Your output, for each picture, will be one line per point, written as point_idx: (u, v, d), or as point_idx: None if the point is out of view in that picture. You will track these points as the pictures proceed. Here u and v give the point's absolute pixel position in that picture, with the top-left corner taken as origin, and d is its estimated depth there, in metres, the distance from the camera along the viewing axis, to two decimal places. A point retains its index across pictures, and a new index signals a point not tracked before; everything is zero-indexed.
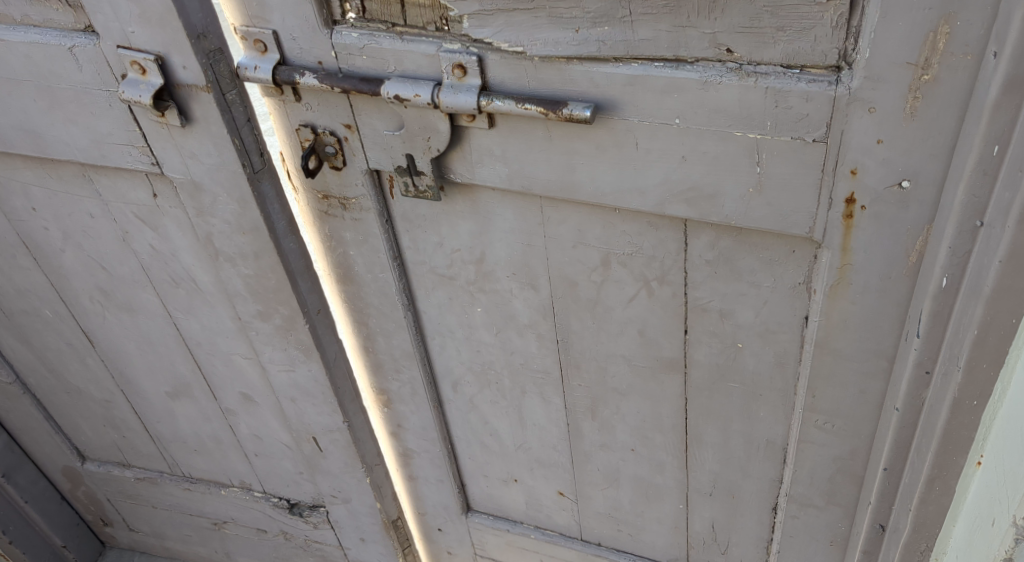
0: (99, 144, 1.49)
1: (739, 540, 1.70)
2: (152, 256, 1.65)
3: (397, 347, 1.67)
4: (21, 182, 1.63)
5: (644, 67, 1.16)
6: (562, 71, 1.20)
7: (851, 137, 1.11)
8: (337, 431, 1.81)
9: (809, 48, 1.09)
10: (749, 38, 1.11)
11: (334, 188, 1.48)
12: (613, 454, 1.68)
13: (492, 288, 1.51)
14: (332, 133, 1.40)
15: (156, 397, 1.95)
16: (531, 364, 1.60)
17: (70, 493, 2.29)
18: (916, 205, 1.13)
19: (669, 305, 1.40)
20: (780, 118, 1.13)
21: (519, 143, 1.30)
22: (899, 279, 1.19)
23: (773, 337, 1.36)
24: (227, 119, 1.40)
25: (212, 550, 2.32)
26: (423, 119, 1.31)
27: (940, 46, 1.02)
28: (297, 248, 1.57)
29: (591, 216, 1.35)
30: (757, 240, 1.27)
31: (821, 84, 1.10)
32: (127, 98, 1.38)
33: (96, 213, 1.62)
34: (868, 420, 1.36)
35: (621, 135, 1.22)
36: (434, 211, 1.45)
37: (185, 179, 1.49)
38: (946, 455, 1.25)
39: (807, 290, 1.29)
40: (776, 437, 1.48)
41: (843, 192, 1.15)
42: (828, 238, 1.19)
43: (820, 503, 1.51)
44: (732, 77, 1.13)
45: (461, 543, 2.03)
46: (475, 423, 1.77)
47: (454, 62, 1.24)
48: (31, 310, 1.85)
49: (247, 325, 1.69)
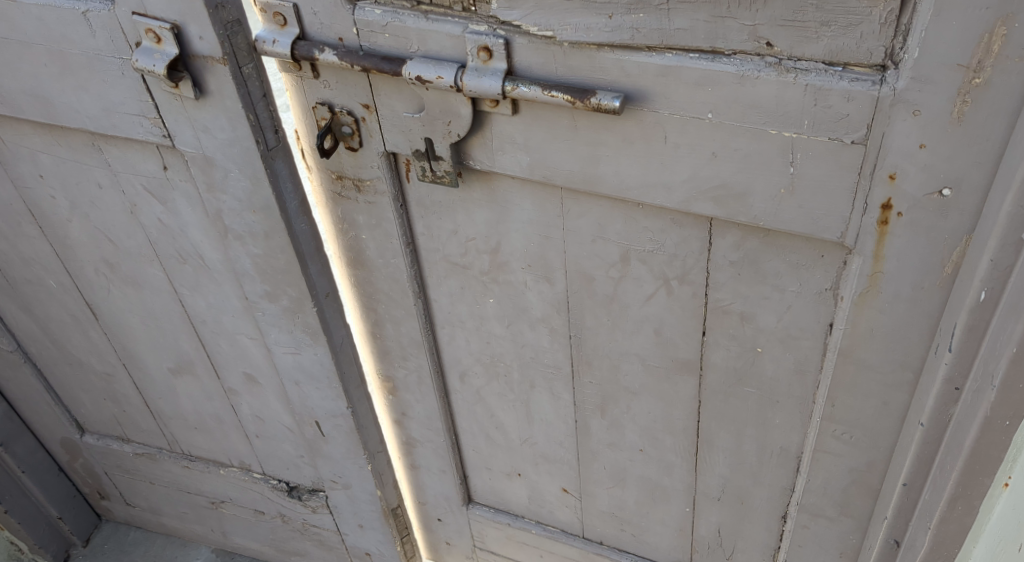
0: (110, 114, 1.45)
1: (745, 546, 1.66)
2: (160, 230, 1.61)
3: (406, 335, 1.64)
4: (29, 148, 1.59)
5: (678, 58, 1.12)
6: (593, 59, 1.16)
7: (892, 140, 1.06)
8: (340, 416, 1.77)
9: (854, 46, 1.04)
10: (791, 31, 1.06)
11: (349, 169, 1.44)
12: (620, 454, 1.64)
13: (505, 279, 1.47)
14: (349, 113, 1.36)
15: (158, 373, 1.92)
16: (542, 358, 1.56)
17: (68, 465, 2.26)
18: (956, 215, 1.08)
19: (689, 306, 1.36)
20: (818, 118, 1.08)
21: (542, 131, 1.26)
22: (932, 289, 1.15)
23: (794, 343, 1.32)
24: (242, 93, 1.35)
25: (209, 529, 2.28)
26: (445, 102, 1.27)
27: (995, 48, 0.97)
28: (308, 229, 1.53)
29: (612, 211, 1.31)
30: (784, 242, 1.23)
31: (864, 83, 1.05)
32: (140, 67, 1.34)
33: (104, 183, 1.58)
34: (888, 432, 1.31)
35: (650, 127, 1.18)
36: (450, 198, 1.41)
37: (197, 154, 1.45)
38: (972, 475, 1.19)
39: (833, 297, 1.24)
40: (791, 445, 1.44)
41: (880, 198, 1.11)
42: (860, 244, 1.15)
43: (832, 514, 1.46)
44: (770, 72, 1.08)
45: (461, 534, 2.01)
46: (481, 415, 1.73)
47: (480, 44, 1.19)
48: (35, 279, 1.82)
49: (254, 305, 1.65)
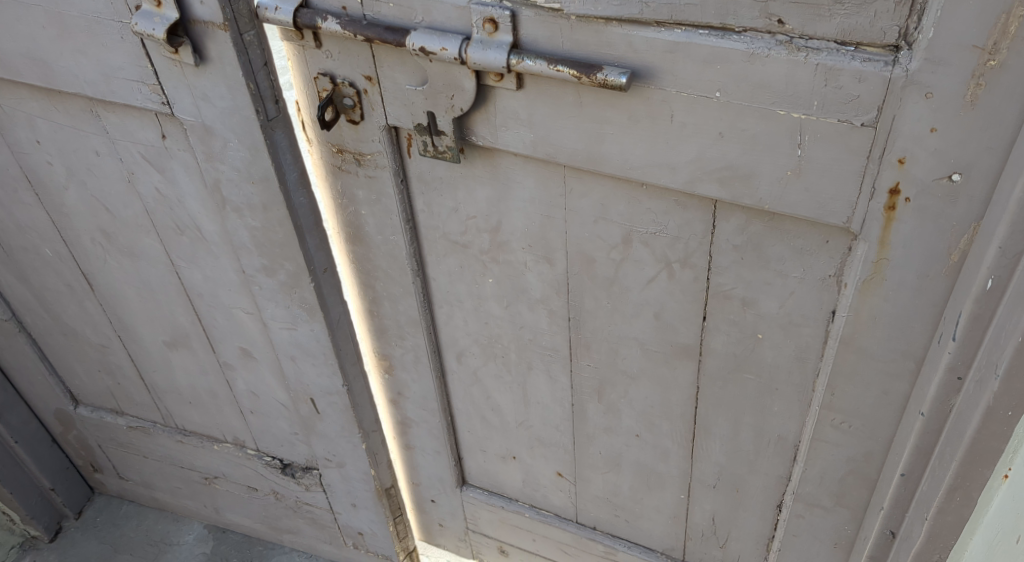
0: (108, 79, 1.43)
1: (739, 535, 1.65)
2: (157, 201, 1.59)
3: (404, 313, 1.62)
4: (26, 113, 1.57)
5: (688, 34, 1.10)
6: (600, 33, 1.14)
7: (903, 123, 1.04)
8: (335, 393, 1.76)
9: (867, 25, 1.02)
10: (803, 9, 1.04)
11: (350, 142, 1.42)
12: (615, 439, 1.63)
13: (506, 259, 1.46)
14: (351, 84, 1.34)
15: (153, 346, 1.90)
16: (540, 340, 1.54)
17: (62, 437, 2.25)
18: (965, 201, 1.07)
19: (690, 290, 1.34)
20: (828, 99, 1.07)
21: (546, 107, 1.24)
22: (938, 277, 1.13)
23: (796, 330, 1.30)
24: (243, 61, 1.33)
25: (202, 505, 2.27)
26: (449, 75, 1.25)
27: (1011, 30, 0.95)
28: (307, 203, 1.51)
29: (616, 191, 1.29)
30: (789, 227, 1.21)
31: (876, 64, 1.03)
32: (139, 30, 1.32)
33: (102, 151, 1.57)
34: (888, 423, 1.30)
35: (657, 106, 1.16)
36: (452, 174, 1.40)
37: (196, 122, 1.43)
38: (972, 465, 1.17)
39: (836, 284, 1.23)
40: (788, 433, 1.43)
41: (888, 182, 1.09)
42: (866, 230, 1.13)
43: (827, 504, 1.45)
44: (781, 51, 1.06)
45: (454, 516, 2.00)
46: (478, 397, 1.72)
47: (486, 15, 1.17)
48: (31, 247, 1.80)
49: (251, 279, 1.63)
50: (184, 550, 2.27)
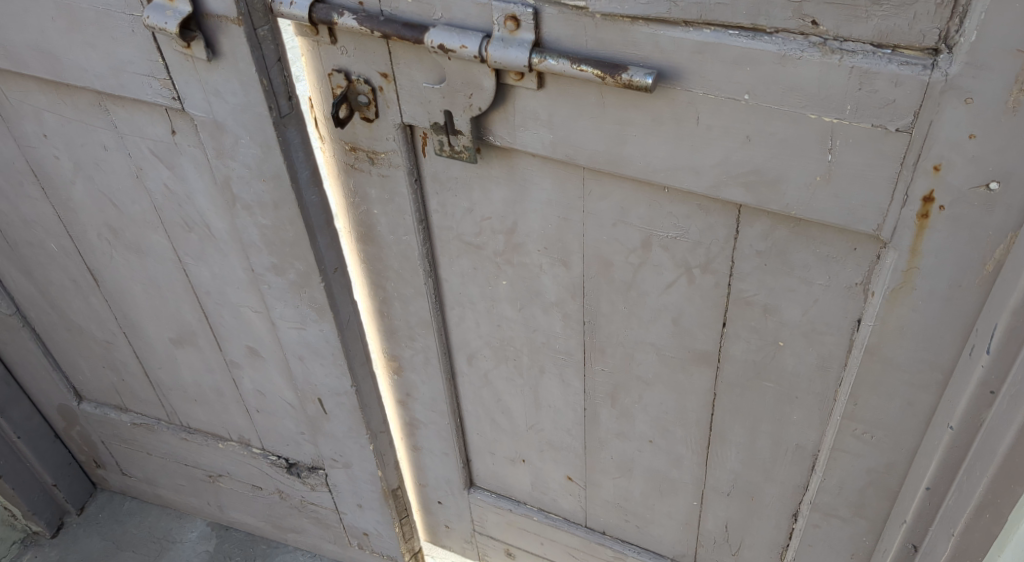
0: (118, 73, 1.40)
1: (752, 542, 1.61)
2: (165, 197, 1.57)
3: (415, 314, 1.59)
4: (33, 106, 1.54)
5: (717, 35, 1.07)
6: (626, 32, 1.10)
7: (940, 129, 1.01)
8: (344, 394, 1.73)
9: (906, 27, 0.98)
10: (838, 10, 1.00)
11: (363, 140, 1.39)
12: (628, 444, 1.60)
13: (521, 261, 1.43)
14: (366, 81, 1.31)
15: (159, 343, 1.87)
16: (554, 344, 1.51)
17: (64, 432, 2.22)
18: (1002, 210, 1.03)
19: (710, 296, 1.31)
20: (862, 103, 1.03)
21: (568, 108, 1.20)
22: (971, 288, 1.10)
23: (818, 338, 1.27)
24: (257, 56, 1.30)
25: (205, 503, 2.24)
26: (467, 73, 1.21)
27: None
28: (319, 201, 1.48)
29: (636, 193, 1.26)
30: (815, 233, 1.18)
31: (913, 68, 0.99)
32: (150, 24, 1.28)
33: (110, 145, 1.54)
34: (912, 434, 1.27)
35: (682, 107, 1.13)
36: (467, 174, 1.36)
37: (207, 118, 1.40)
38: (1002, 482, 1.14)
39: (862, 292, 1.20)
40: (807, 442, 1.40)
41: (922, 189, 1.05)
42: (897, 238, 1.10)
43: (845, 514, 1.42)
44: (814, 53, 1.03)
45: (461, 518, 1.97)
46: (488, 400, 1.69)
47: (507, 12, 1.14)
48: (36, 241, 1.77)
49: (260, 278, 1.60)
50: (186, 548, 2.25)
